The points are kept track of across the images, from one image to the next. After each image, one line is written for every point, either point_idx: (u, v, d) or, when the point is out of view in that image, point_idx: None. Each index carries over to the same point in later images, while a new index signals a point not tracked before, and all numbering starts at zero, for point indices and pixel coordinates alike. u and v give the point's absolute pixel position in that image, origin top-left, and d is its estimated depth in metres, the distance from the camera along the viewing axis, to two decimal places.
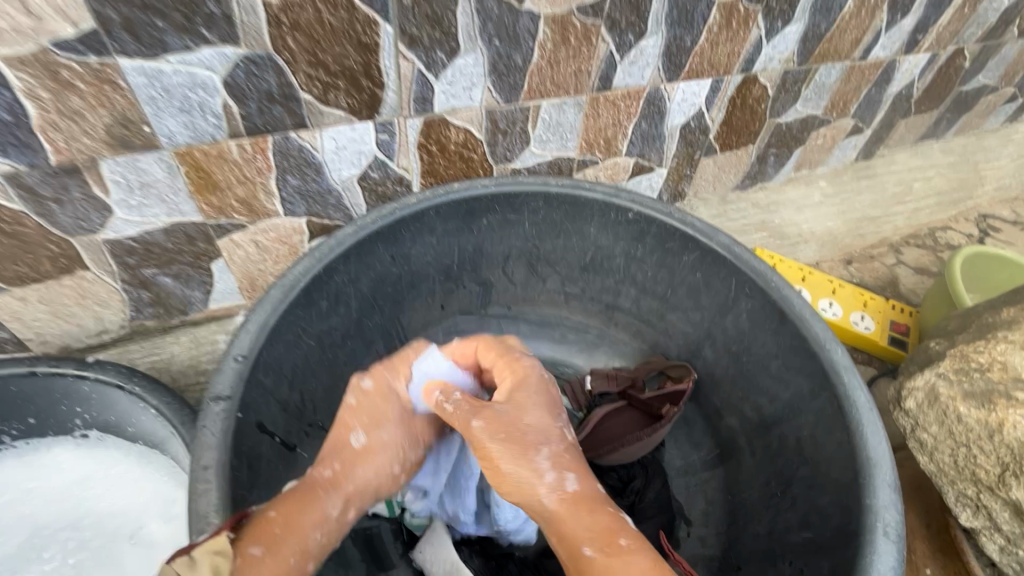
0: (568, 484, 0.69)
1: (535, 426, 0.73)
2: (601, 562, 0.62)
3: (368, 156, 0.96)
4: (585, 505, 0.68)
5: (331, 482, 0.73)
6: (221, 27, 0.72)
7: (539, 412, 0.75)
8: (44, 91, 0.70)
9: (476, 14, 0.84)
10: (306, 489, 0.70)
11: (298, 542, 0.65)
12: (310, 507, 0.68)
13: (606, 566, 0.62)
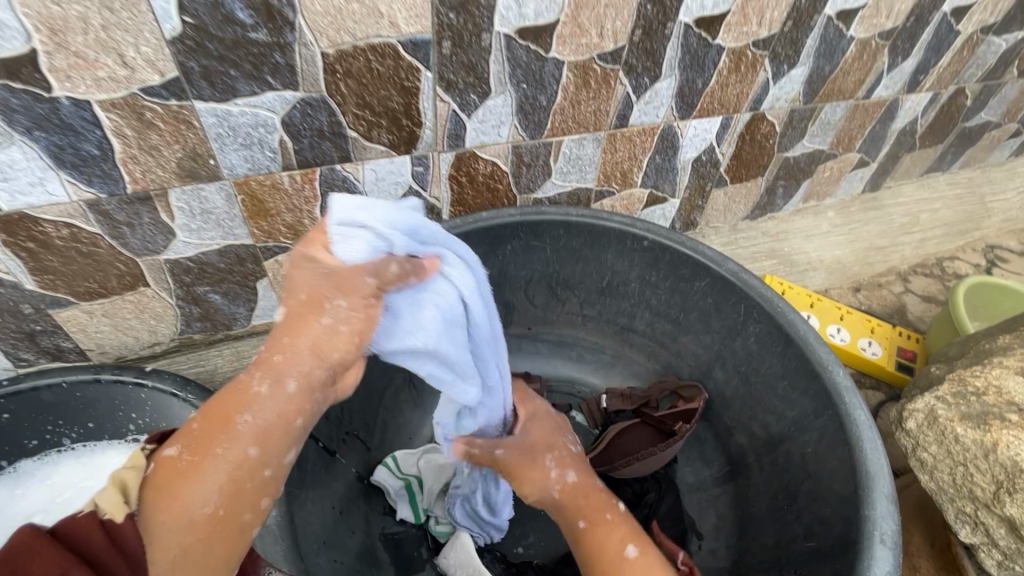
0: (572, 476, 0.81)
1: (545, 440, 0.86)
2: (588, 531, 0.75)
3: (403, 186, 1.05)
4: (580, 489, 0.80)
5: (255, 370, 0.66)
6: (284, 74, 0.81)
7: (544, 429, 0.88)
8: (130, 130, 0.79)
9: (507, 62, 0.93)
10: (232, 386, 0.66)
11: (224, 442, 0.62)
12: (227, 395, 0.64)
13: (593, 534, 0.74)
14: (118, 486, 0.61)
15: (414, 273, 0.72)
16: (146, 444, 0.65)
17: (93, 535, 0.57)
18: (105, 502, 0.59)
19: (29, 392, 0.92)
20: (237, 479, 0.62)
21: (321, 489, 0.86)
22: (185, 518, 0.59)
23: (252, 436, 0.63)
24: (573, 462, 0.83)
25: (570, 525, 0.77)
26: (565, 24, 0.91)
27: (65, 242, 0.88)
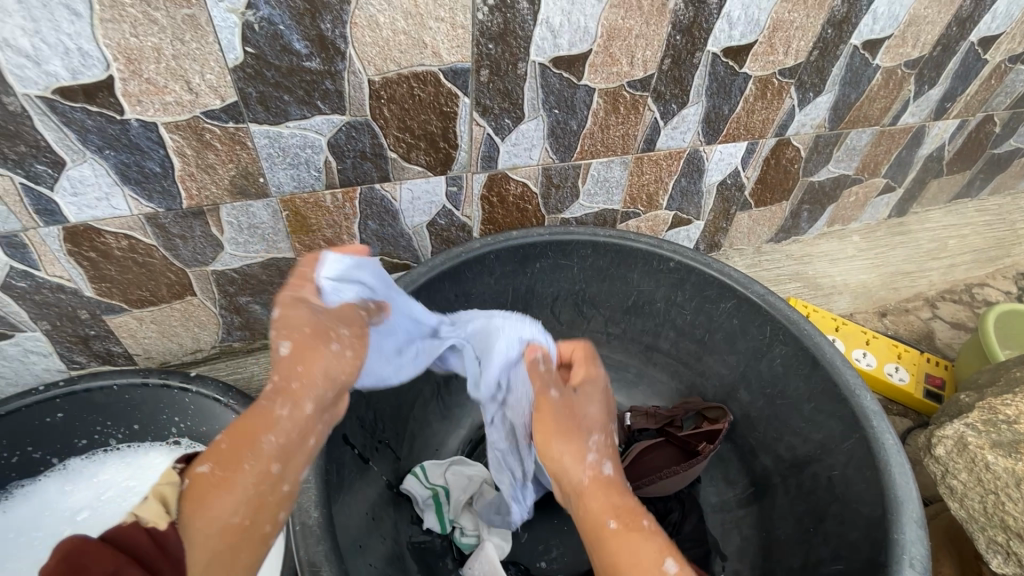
0: (604, 468, 0.79)
1: (595, 420, 0.84)
2: (621, 533, 0.70)
3: (437, 205, 1.10)
4: (613, 488, 0.76)
5: (277, 393, 0.69)
6: (334, 99, 0.86)
7: (596, 408, 0.86)
8: (190, 149, 0.85)
9: (541, 89, 0.97)
10: (255, 408, 0.69)
11: (251, 464, 0.65)
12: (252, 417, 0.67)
13: (624, 537, 0.69)
14: (156, 497, 0.66)
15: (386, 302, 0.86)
16: (178, 462, 0.70)
17: (137, 539, 0.63)
18: (148, 514, 0.64)
19: (83, 393, 0.97)
20: (262, 495, 0.65)
21: (356, 494, 0.89)
22: (214, 528, 0.63)
23: (274, 455, 0.66)
24: (611, 456, 0.81)
25: (598, 521, 0.72)
26: (598, 53, 0.95)
27: (123, 252, 0.93)
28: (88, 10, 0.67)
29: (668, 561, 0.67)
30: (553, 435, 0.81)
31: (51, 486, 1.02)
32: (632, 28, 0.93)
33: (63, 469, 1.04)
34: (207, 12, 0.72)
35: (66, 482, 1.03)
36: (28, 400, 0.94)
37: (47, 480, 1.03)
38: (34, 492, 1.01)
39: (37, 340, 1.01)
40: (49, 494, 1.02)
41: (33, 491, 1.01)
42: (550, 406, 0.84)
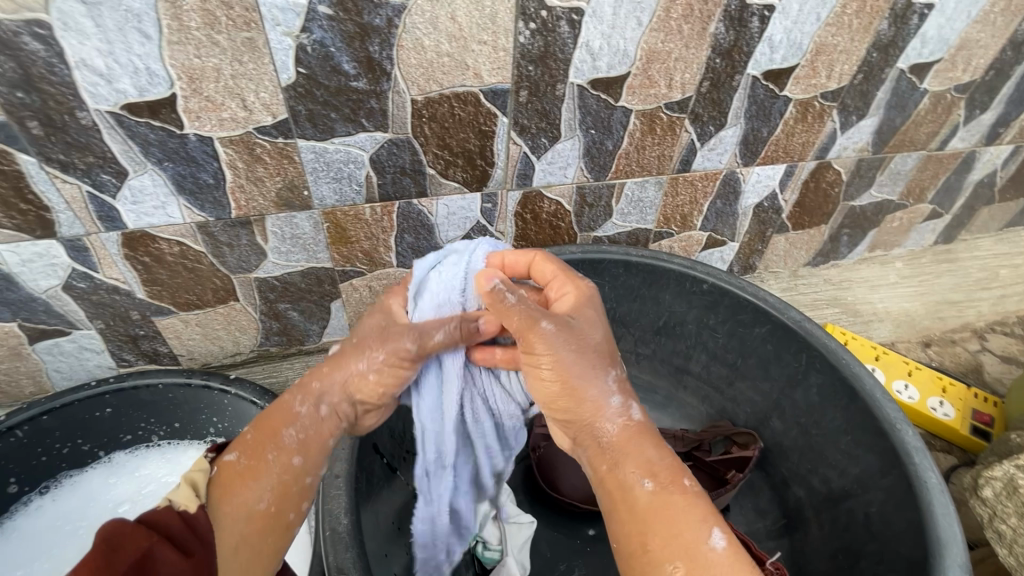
0: (626, 416, 0.71)
1: (608, 358, 0.74)
2: (658, 496, 0.63)
3: (472, 221, 1.12)
4: (641, 440, 0.68)
5: (301, 396, 0.74)
6: (377, 117, 0.89)
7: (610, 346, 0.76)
8: (241, 162, 0.89)
9: (578, 110, 0.98)
10: (276, 404, 0.75)
11: (275, 453, 0.70)
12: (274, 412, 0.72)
13: (662, 501, 0.63)
14: (188, 482, 0.65)
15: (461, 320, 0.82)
16: (208, 451, 0.71)
17: (167, 522, 0.60)
18: (177, 497, 0.63)
19: (130, 390, 1.02)
20: (286, 482, 0.69)
21: (383, 503, 0.91)
22: (242, 514, 0.65)
23: (295, 447, 0.71)
24: (631, 398, 0.73)
25: (628, 482, 0.65)
26: (636, 75, 0.96)
27: (174, 258, 0.98)
28: (158, 33, 0.72)
29: (713, 532, 0.61)
30: (559, 375, 0.71)
31: (95, 477, 1.08)
32: (671, 52, 0.94)
33: (108, 461, 1.09)
34: (265, 35, 0.76)
35: (108, 474, 1.08)
36: (81, 395, 0.99)
37: (92, 471, 1.08)
38: (78, 482, 1.07)
39: (91, 337, 1.06)
40: (92, 485, 1.07)
41: (77, 482, 1.07)
42: (546, 337, 0.72)
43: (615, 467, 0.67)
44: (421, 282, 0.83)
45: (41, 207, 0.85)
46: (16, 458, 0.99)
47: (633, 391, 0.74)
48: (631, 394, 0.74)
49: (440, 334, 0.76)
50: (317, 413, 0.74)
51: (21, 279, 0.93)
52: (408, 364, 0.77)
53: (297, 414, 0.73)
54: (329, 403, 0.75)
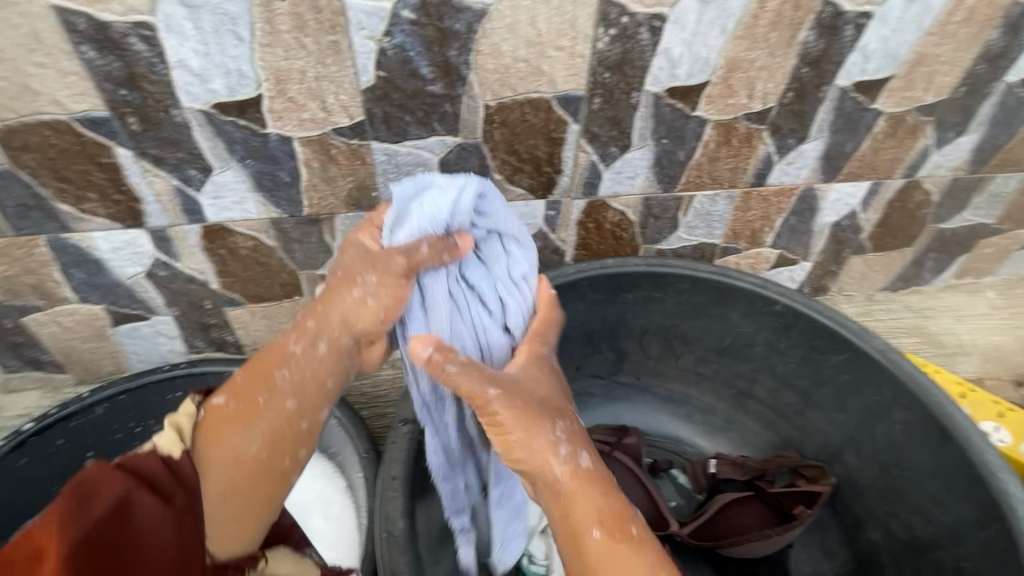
0: (578, 461, 0.68)
1: (550, 401, 0.72)
2: (605, 547, 0.64)
3: (534, 228, 1.10)
4: (597, 485, 0.68)
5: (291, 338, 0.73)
6: (450, 122, 0.90)
7: (547, 381, 0.75)
8: (317, 162, 0.91)
9: (652, 119, 0.95)
10: (269, 346, 0.75)
11: (262, 404, 0.71)
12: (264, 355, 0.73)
13: (609, 552, 0.65)
14: (172, 427, 0.71)
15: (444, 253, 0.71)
16: (195, 393, 0.75)
17: (148, 465, 0.67)
18: (161, 441, 0.69)
19: (198, 376, 1.06)
20: (275, 429, 0.72)
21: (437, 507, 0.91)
22: (233, 458, 0.70)
23: (288, 391, 0.72)
24: (580, 441, 0.70)
25: (579, 527, 0.66)
26: (715, 85, 0.92)
27: (248, 251, 1.02)
28: (251, 35, 0.75)
29: None
30: (520, 411, 0.68)
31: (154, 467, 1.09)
32: (755, 60, 0.90)
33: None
34: (349, 38, 0.77)
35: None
36: (154, 377, 1.04)
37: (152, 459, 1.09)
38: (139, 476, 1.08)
39: (167, 323, 1.12)
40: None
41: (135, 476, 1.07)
42: (500, 405, 0.67)
43: (567, 517, 0.67)
44: (397, 211, 0.73)
45: (133, 198, 0.90)
46: (95, 434, 1.06)
47: (586, 435, 0.72)
48: (581, 431, 0.72)
49: (426, 244, 0.71)
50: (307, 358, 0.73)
51: (109, 265, 0.99)
52: (404, 280, 0.71)
53: (296, 363, 0.72)
54: (320, 344, 0.73)
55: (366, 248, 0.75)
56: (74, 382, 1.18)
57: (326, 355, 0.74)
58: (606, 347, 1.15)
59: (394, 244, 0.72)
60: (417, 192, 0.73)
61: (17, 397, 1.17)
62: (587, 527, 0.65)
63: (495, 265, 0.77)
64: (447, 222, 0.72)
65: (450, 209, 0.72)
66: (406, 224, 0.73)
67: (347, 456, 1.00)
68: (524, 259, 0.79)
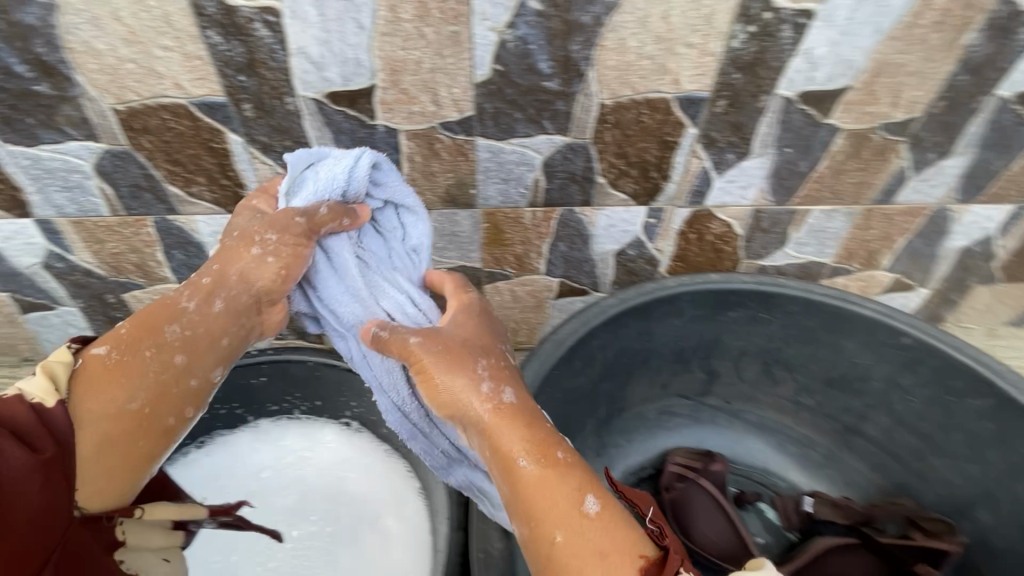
0: (501, 397, 0.66)
1: (474, 340, 0.71)
2: (533, 474, 0.61)
3: (631, 235, 1.04)
4: (518, 419, 0.65)
5: (196, 294, 0.69)
6: (561, 120, 0.85)
7: (478, 326, 0.74)
8: (419, 156, 0.88)
9: (778, 126, 0.87)
10: (158, 302, 0.69)
11: (147, 354, 0.65)
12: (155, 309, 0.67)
13: (539, 477, 0.61)
14: (45, 374, 0.61)
15: (346, 219, 0.74)
16: (72, 342, 0.65)
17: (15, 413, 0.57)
18: (33, 387, 0.59)
19: (283, 363, 1.04)
20: (164, 382, 0.65)
21: None
22: (109, 410, 0.62)
23: (178, 346, 0.67)
24: (504, 377, 0.68)
25: (506, 459, 0.63)
26: (856, 91, 0.84)
27: None
28: (373, 23, 0.72)
29: (588, 498, 0.60)
30: (440, 356, 0.67)
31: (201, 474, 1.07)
32: (906, 65, 0.81)
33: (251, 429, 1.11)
34: (471, 29, 0.74)
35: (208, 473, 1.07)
36: (240, 361, 1.02)
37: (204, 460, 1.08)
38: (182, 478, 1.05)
39: None
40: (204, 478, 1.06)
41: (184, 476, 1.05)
42: (425, 348, 0.68)
43: (497, 450, 0.64)
44: (291, 178, 0.73)
45: (238, 183, 0.90)
46: None
47: (513, 375, 0.70)
48: (511, 369, 0.71)
49: (326, 208, 0.72)
50: (189, 297, 0.69)
51: (208, 248, 1.00)
52: (305, 242, 0.72)
53: (190, 312, 0.69)
54: (219, 294, 0.70)
55: (261, 214, 0.75)
56: None
57: (221, 309, 0.70)
58: (698, 366, 1.08)
59: (290, 209, 0.73)
60: (313, 162, 0.74)
61: None
62: (512, 457, 0.62)
63: (392, 236, 0.79)
64: (344, 188, 0.73)
65: (346, 175, 0.72)
66: (301, 193, 0.74)
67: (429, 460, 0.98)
68: (421, 230, 0.80)
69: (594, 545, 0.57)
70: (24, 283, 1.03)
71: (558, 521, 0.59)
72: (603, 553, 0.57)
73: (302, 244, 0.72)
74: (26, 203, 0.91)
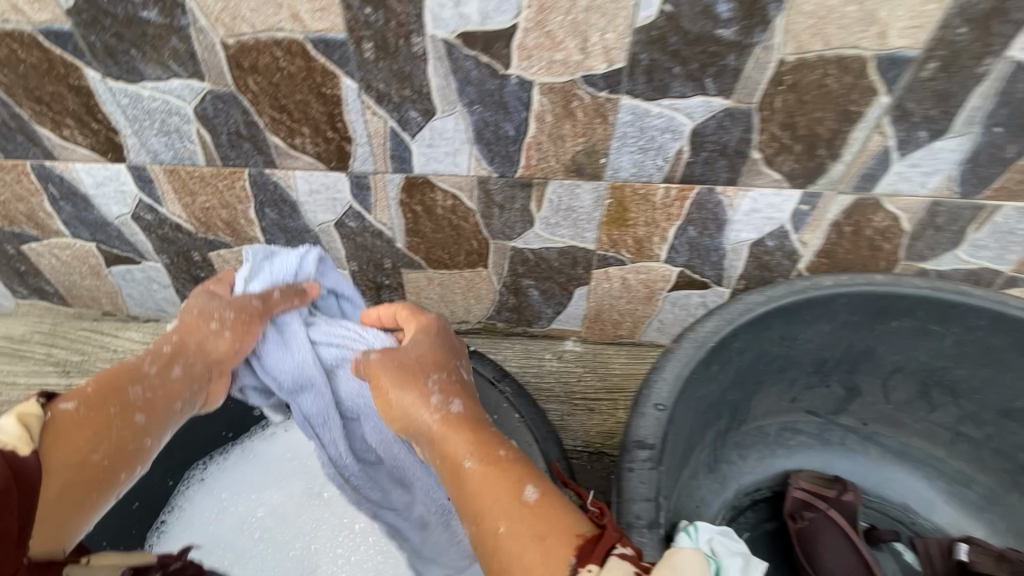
0: (449, 407, 0.65)
1: (429, 356, 0.70)
2: (478, 472, 0.57)
3: (775, 223, 0.89)
4: (465, 424, 0.63)
5: (153, 356, 0.68)
6: (727, 79, 0.71)
7: (433, 343, 0.72)
8: (551, 116, 0.77)
9: (994, 98, 0.71)
10: (117, 364, 0.67)
11: (111, 405, 0.62)
12: (113, 369, 0.66)
13: (482, 476, 0.56)
14: (18, 420, 0.53)
15: (296, 296, 0.77)
16: (36, 396, 0.58)
17: None
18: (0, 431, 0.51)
19: None
20: (123, 436, 0.62)
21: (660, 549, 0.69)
22: (74, 458, 0.58)
23: (139, 404, 0.65)
24: (453, 389, 0.67)
25: (455, 465, 0.59)
26: None
27: (444, 211, 0.91)
28: None
29: (527, 488, 0.54)
30: (397, 378, 0.68)
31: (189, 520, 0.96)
32: None
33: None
34: None
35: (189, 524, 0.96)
36: None
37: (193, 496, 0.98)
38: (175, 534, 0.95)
39: None
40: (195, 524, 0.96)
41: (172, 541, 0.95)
42: (380, 368, 0.70)
43: (445, 457, 0.61)
44: (247, 270, 0.78)
45: (345, 136, 0.81)
46: None
47: (466, 390, 0.69)
48: (462, 383, 0.69)
49: (278, 290, 0.76)
50: (152, 363, 0.68)
51: (303, 209, 0.92)
52: (259, 322, 0.75)
53: (149, 369, 0.67)
54: (207, 343, 0.72)
55: (215, 295, 0.77)
56: None
57: (208, 364, 0.72)
58: (837, 381, 0.93)
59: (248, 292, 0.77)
60: (268, 253, 0.80)
61: None
62: (458, 459, 0.59)
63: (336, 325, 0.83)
64: (297, 274, 0.80)
65: (298, 262, 0.79)
66: (258, 280, 0.78)
67: None
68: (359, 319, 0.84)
69: (536, 527, 0.50)
70: (111, 234, 0.98)
71: (501, 512, 0.53)
72: (545, 534, 0.50)
73: (258, 323, 0.75)
74: (121, 147, 0.84)
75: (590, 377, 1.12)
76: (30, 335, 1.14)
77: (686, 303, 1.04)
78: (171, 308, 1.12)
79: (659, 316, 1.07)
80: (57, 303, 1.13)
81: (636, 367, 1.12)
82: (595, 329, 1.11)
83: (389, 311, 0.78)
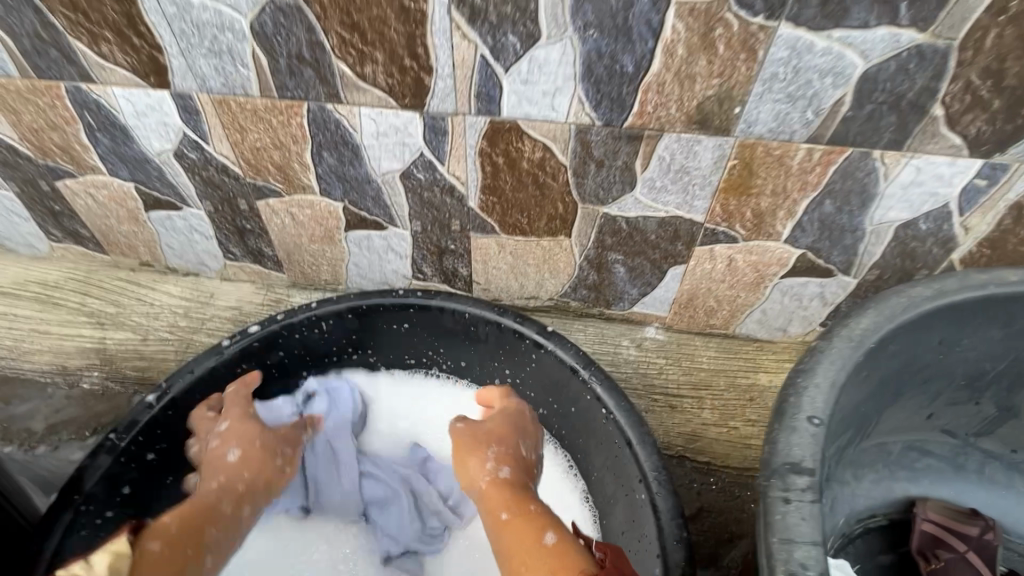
0: (499, 473, 0.68)
1: (498, 430, 0.74)
2: (512, 523, 0.61)
3: (937, 202, 0.73)
4: (514, 490, 0.66)
5: (223, 479, 0.71)
6: (928, 4, 0.55)
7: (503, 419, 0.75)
8: (684, 47, 0.62)
9: None
10: (186, 501, 0.67)
11: (192, 541, 0.61)
12: (189, 506, 0.65)
13: (516, 526, 0.60)
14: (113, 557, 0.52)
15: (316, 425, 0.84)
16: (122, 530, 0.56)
17: None
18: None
19: (434, 311, 0.84)
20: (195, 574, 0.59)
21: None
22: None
23: (215, 544, 0.64)
24: (508, 456, 0.71)
25: (493, 514, 0.64)
26: None
27: (529, 166, 0.77)
28: None
29: (547, 533, 0.58)
30: (479, 458, 0.70)
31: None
32: None
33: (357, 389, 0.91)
34: None
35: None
36: (382, 300, 0.83)
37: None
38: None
39: (401, 240, 0.92)
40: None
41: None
42: (460, 438, 0.74)
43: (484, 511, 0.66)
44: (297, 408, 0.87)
45: (425, 67, 0.68)
46: (314, 351, 0.87)
47: (512, 453, 0.71)
48: (521, 457, 0.72)
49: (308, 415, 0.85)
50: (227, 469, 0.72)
51: (365, 155, 0.79)
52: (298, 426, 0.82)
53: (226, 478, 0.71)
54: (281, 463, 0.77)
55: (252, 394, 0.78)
56: (287, 285, 1.03)
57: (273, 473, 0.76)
58: (991, 399, 0.77)
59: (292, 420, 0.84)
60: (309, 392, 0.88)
61: (231, 287, 1.04)
62: (496, 510, 0.63)
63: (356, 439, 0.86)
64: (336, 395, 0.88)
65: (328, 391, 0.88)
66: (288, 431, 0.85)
67: (621, 469, 0.71)
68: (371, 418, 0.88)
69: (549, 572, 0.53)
70: (152, 173, 0.88)
71: (525, 558, 0.56)
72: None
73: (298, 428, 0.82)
74: (165, 69, 0.73)
75: (673, 370, 0.97)
76: (64, 281, 1.05)
77: (799, 294, 0.88)
78: (212, 263, 1.02)
79: (763, 306, 0.91)
80: (92, 249, 1.04)
81: (725, 364, 0.97)
82: (684, 316, 0.96)
83: (485, 395, 0.79)
